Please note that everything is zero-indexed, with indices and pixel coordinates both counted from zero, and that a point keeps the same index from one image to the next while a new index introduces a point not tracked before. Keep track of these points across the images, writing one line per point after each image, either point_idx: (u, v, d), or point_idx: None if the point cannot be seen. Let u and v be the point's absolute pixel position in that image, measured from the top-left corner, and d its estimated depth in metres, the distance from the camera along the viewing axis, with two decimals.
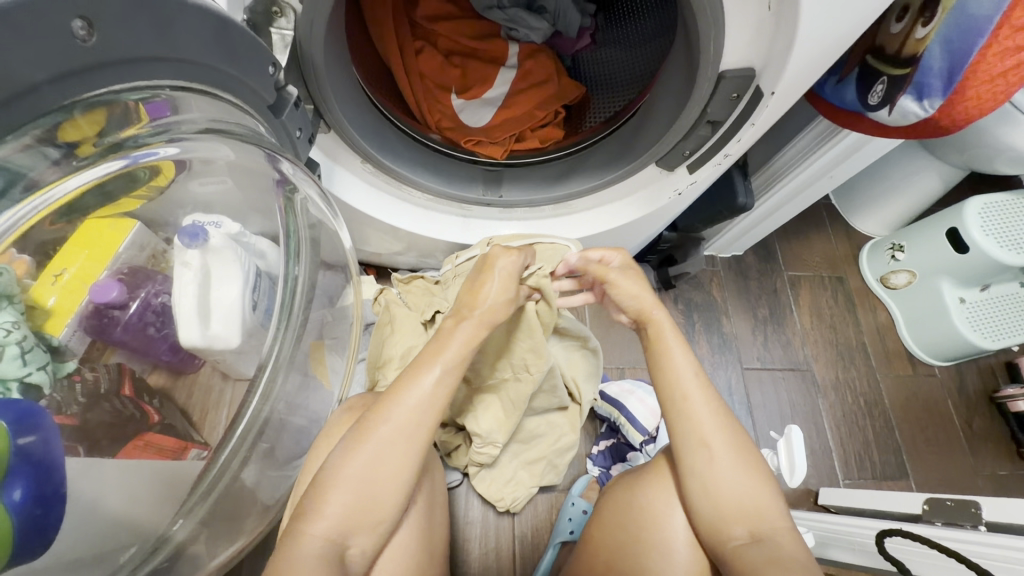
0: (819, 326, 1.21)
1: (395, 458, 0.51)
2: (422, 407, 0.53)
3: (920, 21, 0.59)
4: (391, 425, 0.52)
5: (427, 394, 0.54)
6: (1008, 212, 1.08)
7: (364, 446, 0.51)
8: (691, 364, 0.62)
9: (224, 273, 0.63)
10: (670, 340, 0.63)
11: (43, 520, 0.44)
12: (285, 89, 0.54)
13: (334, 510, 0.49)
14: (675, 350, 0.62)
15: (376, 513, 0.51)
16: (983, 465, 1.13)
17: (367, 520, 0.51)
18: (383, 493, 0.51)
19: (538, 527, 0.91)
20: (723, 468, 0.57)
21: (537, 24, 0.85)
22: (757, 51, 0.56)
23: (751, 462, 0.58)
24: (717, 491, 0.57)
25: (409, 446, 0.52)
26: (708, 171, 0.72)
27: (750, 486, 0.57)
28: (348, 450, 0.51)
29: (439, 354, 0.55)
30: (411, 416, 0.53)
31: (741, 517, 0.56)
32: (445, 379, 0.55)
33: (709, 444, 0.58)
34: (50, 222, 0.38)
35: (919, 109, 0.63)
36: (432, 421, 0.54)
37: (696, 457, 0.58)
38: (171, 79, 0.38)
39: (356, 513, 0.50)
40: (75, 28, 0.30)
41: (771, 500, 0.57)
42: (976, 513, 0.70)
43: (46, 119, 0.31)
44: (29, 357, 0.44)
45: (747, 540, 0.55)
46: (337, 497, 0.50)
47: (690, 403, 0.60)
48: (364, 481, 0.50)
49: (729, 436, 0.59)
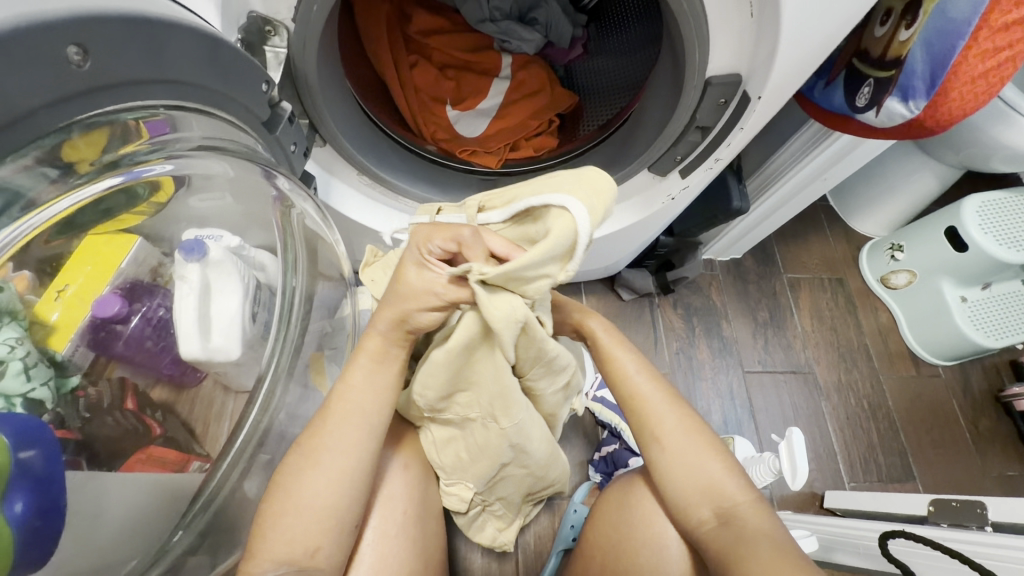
0: (821, 328, 1.21)
1: (347, 476, 0.50)
2: (360, 426, 0.51)
3: (903, 24, 0.60)
4: (333, 441, 0.50)
5: (353, 411, 0.51)
6: (1005, 210, 1.08)
7: (304, 462, 0.50)
8: (637, 362, 0.64)
9: (224, 286, 0.65)
10: (610, 344, 0.64)
11: (43, 531, 0.45)
12: (279, 106, 0.56)
13: (279, 539, 0.47)
14: (619, 353, 0.64)
15: (327, 532, 0.49)
16: (992, 466, 1.12)
17: (325, 535, 0.49)
18: (333, 512, 0.49)
19: (541, 536, 0.92)
20: (680, 453, 0.58)
21: (528, 35, 0.87)
22: (742, 58, 0.57)
23: (705, 439, 0.59)
24: (677, 476, 0.58)
25: (350, 468, 0.50)
26: (699, 175, 0.74)
27: (705, 463, 0.58)
28: (301, 473, 0.49)
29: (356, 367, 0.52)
30: (348, 446, 0.50)
31: (705, 498, 0.57)
32: (380, 382, 0.52)
33: (659, 435, 0.60)
34: (47, 238, 0.39)
35: (905, 111, 0.64)
36: (375, 428, 0.52)
37: (652, 450, 0.60)
38: (164, 99, 0.39)
39: (307, 534, 0.48)
40: (70, 54, 0.30)
41: (734, 480, 0.57)
42: (981, 514, 0.70)
43: (46, 140, 0.32)
44: (32, 372, 0.45)
45: (715, 520, 0.55)
46: (289, 523, 0.48)
47: (641, 395, 0.62)
48: (310, 504, 0.48)
49: (680, 420, 0.60)
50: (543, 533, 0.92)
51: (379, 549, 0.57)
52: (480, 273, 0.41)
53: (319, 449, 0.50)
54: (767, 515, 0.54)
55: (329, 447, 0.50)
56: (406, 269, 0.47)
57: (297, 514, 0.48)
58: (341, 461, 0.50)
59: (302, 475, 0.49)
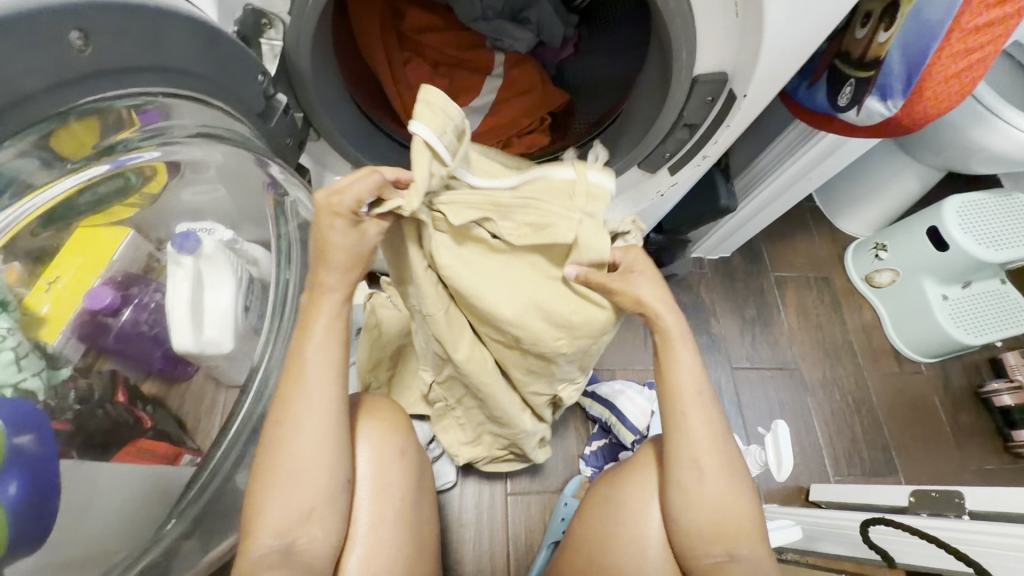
0: (807, 326, 1.23)
1: (321, 449, 0.51)
2: (326, 395, 0.51)
3: (881, 26, 0.62)
4: (303, 415, 0.50)
5: (313, 376, 0.51)
6: (983, 210, 1.11)
7: (279, 432, 0.50)
8: (698, 381, 0.60)
9: (216, 277, 0.66)
10: (680, 358, 0.60)
11: (37, 512, 0.45)
12: (274, 98, 0.56)
13: (271, 514, 0.49)
14: (684, 360, 0.60)
15: (318, 494, 0.51)
16: (970, 460, 1.15)
17: (312, 508, 0.51)
18: (318, 475, 0.51)
19: (532, 529, 0.93)
20: (708, 484, 0.58)
21: (521, 35, 0.89)
22: (728, 57, 0.59)
23: (738, 485, 0.59)
24: (700, 508, 0.58)
25: (324, 441, 0.51)
26: (687, 172, 0.76)
27: (732, 503, 0.58)
28: (280, 445, 0.50)
29: (315, 332, 0.51)
30: (319, 410, 0.51)
31: (721, 538, 0.58)
32: (334, 337, 0.52)
33: (701, 465, 0.59)
34: (32, 231, 0.39)
35: (884, 109, 0.66)
36: (337, 383, 0.52)
37: (686, 473, 0.59)
38: (161, 86, 0.40)
39: (293, 508, 0.50)
40: (72, 39, 0.31)
41: (753, 520, 0.59)
42: (959, 503, 0.72)
43: (41, 126, 0.32)
44: (24, 363, 0.45)
45: (725, 559, 0.58)
46: (279, 495, 0.50)
47: (688, 422, 0.59)
48: (291, 477, 0.50)
49: (720, 460, 0.59)
50: (534, 525, 0.93)
51: (375, 533, 0.58)
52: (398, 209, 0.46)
53: (289, 429, 0.50)
54: (767, 564, 0.58)
55: (298, 421, 0.50)
56: (331, 234, 0.47)
57: (282, 491, 0.50)
58: (309, 434, 0.50)
59: (276, 451, 0.50)
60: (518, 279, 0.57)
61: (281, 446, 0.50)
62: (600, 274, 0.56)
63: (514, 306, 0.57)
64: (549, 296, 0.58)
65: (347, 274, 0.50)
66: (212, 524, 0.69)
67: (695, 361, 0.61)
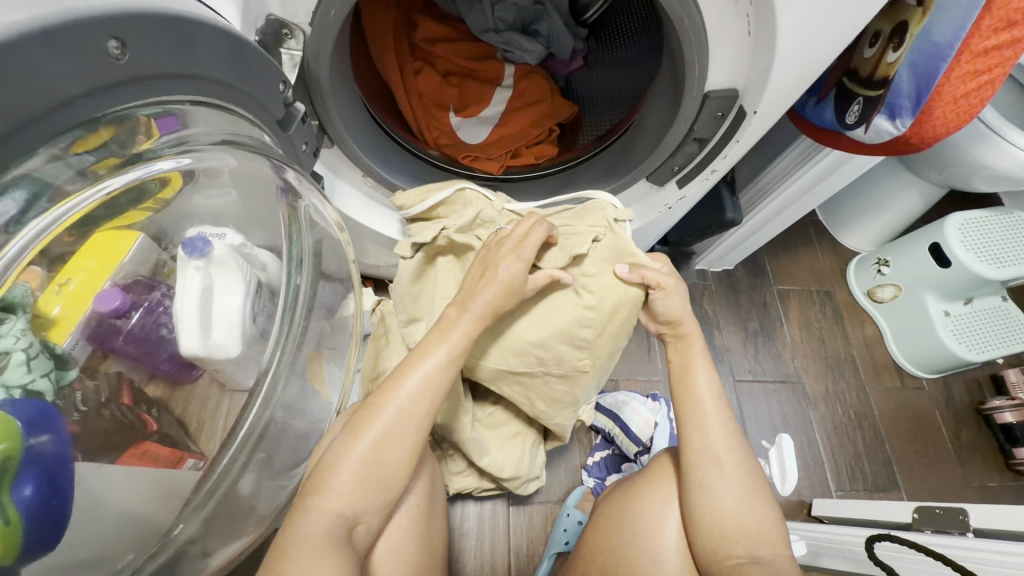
0: (809, 338, 1.24)
1: (403, 440, 0.55)
2: (423, 390, 0.56)
3: (890, 46, 0.63)
4: (398, 399, 0.55)
5: (427, 376, 0.56)
6: (985, 228, 1.12)
7: (387, 415, 0.54)
8: (712, 390, 0.63)
9: (226, 282, 0.65)
10: (697, 363, 0.64)
11: (56, 511, 0.46)
12: (293, 106, 0.57)
13: (343, 491, 0.52)
14: (702, 377, 0.63)
15: (381, 490, 0.54)
16: (972, 476, 1.15)
17: (377, 494, 0.54)
18: (389, 469, 0.54)
19: (533, 539, 0.93)
20: (727, 490, 0.59)
21: (531, 46, 0.90)
22: (740, 74, 0.60)
23: (757, 488, 0.60)
24: (722, 511, 0.58)
25: (409, 426, 0.55)
26: (695, 186, 0.77)
27: (753, 502, 0.59)
28: (375, 428, 0.54)
29: (444, 336, 0.58)
30: (417, 407, 0.55)
31: (743, 539, 0.57)
32: (452, 360, 0.57)
33: (721, 463, 0.60)
34: (66, 235, 0.40)
35: (892, 128, 0.67)
36: (440, 394, 0.57)
37: (707, 473, 0.60)
38: (188, 94, 0.40)
39: (364, 488, 0.53)
40: (110, 48, 0.31)
41: (775, 527, 0.59)
42: (963, 521, 0.72)
43: (78, 130, 0.33)
44: (34, 364, 0.44)
45: (745, 560, 0.57)
46: (355, 475, 0.53)
47: (708, 422, 0.61)
48: (373, 456, 0.53)
49: (738, 459, 0.61)
50: (535, 535, 0.93)
51: (392, 536, 0.61)
52: (448, 227, 0.71)
53: (384, 407, 0.55)
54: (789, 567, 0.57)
55: (394, 402, 0.55)
56: (500, 268, 0.59)
57: (361, 469, 0.53)
58: (397, 417, 0.55)
59: (367, 425, 0.54)
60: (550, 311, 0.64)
61: (374, 421, 0.54)
62: (654, 271, 0.62)
63: (539, 330, 0.65)
64: (574, 321, 0.63)
65: (492, 304, 0.59)
66: (216, 536, 0.68)
67: (711, 373, 0.64)
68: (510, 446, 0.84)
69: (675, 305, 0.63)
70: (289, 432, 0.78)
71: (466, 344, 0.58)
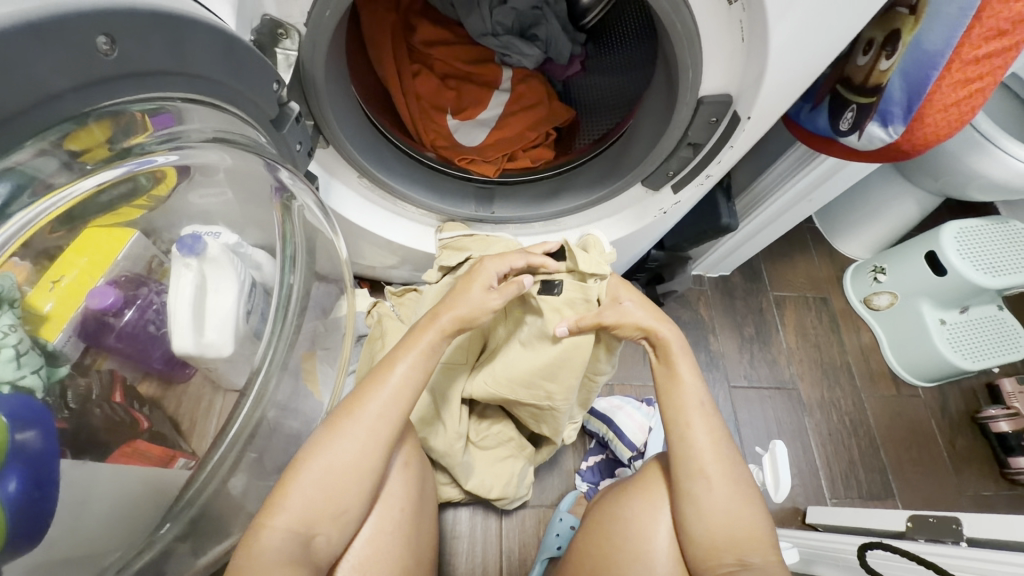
0: (805, 345, 1.23)
1: (362, 455, 0.54)
2: (384, 406, 0.56)
3: (883, 54, 0.64)
4: (363, 416, 0.55)
5: (385, 392, 0.57)
6: (981, 236, 1.12)
7: (349, 431, 0.55)
8: (697, 385, 0.63)
9: (220, 282, 0.64)
10: (683, 361, 0.64)
11: (37, 509, 0.46)
12: (287, 106, 0.58)
13: (290, 511, 0.51)
14: (684, 370, 0.64)
15: (335, 508, 0.54)
16: (967, 484, 1.15)
17: (322, 513, 0.53)
18: (345, 484, 0.54)
19: (526, 543, 0.93)
20: (718, 496, 0.59)
21: (529, 50, 0.90)
22: (733, 79, 0.60)
23: (745, 491, 0.60)
24: (710, 520, 0.59)
25: (369, 441, 0.55)
26: (690, 191, 0.77)
27: (743, 513, 0.59)
28: (329, 442, 0.54)
29: (405, 352, 0.58)
30: (378, 418, 0.56)
31: (730, 548, 0.58)
32: (412, 374, 0.58)
33: (708, 474, 0.60)
34: (50, 229, 0.39)
35: (884, 135, 0.67)
36: (404, 408, 0.57)
37: (694, 484, 0.60)
38: (181, 91, 0.41)
39: (317, 502, 0.53)
40: (99, 43, 0.31)
41: (765, 535, 0.58)
42: (956, 530, 0.72)
43: (66, 125, 0.33)
44: (23, 360, 0.44)
45: (736, 568, 0.57)
46: (305, 491, 0.52)
47: (692, 431, 0.61)
48: (328, 474, 0.53)
49: (725, 468, 0.60)
50: (528, 540, 0.93)
51: (379, 540, 0.61)
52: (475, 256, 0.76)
53: (360, 415, 0.55)
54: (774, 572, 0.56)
55: (357, 419, 0.55)
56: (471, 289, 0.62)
57: (316, 486, 0.53)
58: (359, 433, 0.55)
59: (325, 443, 0.54)
60: (561, 356, 0.67)
61: (334, 438, 0.54)
62: (590, 314, 0.64)
63: (540, 361, 0.68)
64: (564, 360, 0.67)
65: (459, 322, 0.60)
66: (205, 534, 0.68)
67: (696, 373, 0.64)
68: (498, 467, 0.84)
69: (627, 327, 0.63)
70: (281, 431, 0.78)
71: (426, 361, 0.59)
